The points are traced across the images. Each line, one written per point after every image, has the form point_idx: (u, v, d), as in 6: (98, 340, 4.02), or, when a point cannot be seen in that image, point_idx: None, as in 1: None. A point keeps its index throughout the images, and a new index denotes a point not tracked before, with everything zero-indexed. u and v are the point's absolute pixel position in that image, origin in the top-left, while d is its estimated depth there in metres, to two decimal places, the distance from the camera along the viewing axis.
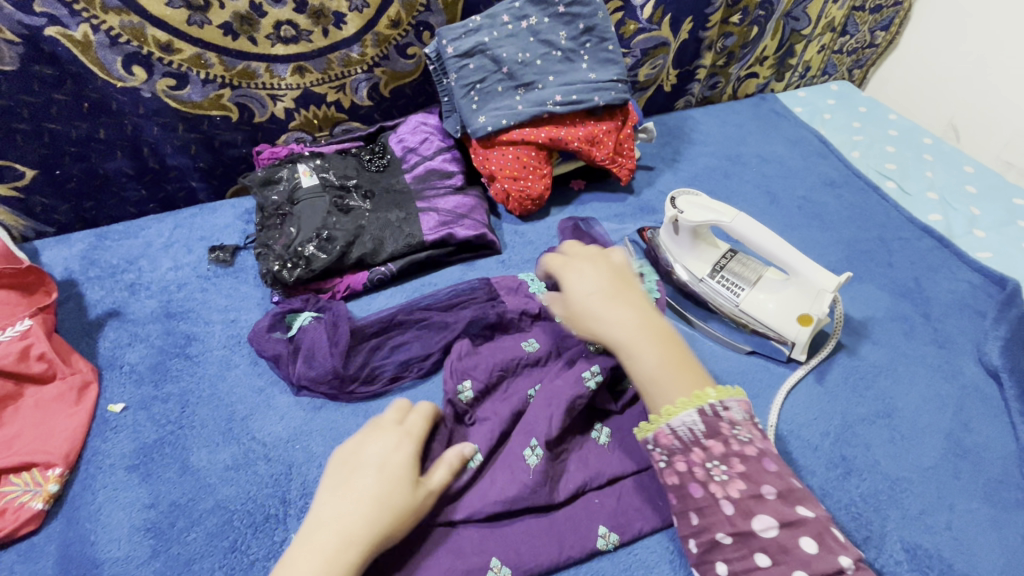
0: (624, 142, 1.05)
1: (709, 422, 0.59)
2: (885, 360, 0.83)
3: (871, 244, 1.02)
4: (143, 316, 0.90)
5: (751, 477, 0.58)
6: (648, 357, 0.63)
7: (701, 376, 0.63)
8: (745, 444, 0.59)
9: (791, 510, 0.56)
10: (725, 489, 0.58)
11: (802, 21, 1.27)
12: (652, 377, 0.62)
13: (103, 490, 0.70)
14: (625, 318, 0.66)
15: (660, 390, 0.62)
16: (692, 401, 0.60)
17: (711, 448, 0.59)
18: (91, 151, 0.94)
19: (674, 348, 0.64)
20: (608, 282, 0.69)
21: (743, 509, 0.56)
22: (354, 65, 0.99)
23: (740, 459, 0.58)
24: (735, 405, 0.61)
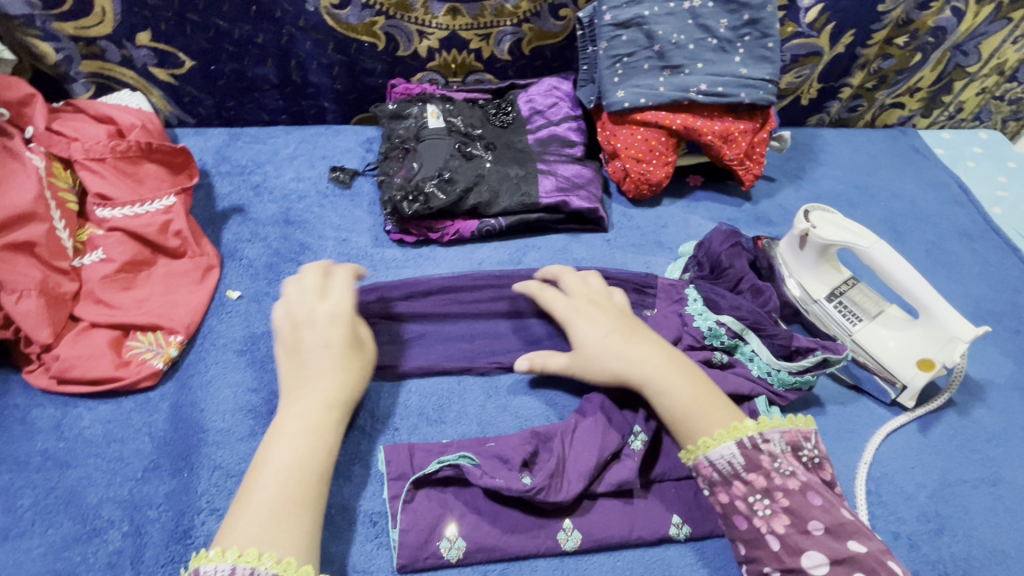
0: (758, 146, 1.01)
1: (749, 454, 0.60)
2: (998, 428, 0.78)
3: (1002, 306, 0.95)
4: (264, 217, 0.94)
5: (796, 512, 0.57)
6: (676, 399, 0.65)
7: (732, 412, 0.64)
8: (787, 477, 0.59)
9: (842, 545, 0.55)
10: (770, 523, 0.57)
11: (971, 56, 1.18)
12: (683, 418, 0.64)
13: (214, 366, 0.75)
14: (653, 357, 0.68)
15: (698, 423, 0.63)
16: (729, 434, 0.61)
17: (754, 481, 0.59)
18: (246, 54, 0.98)
19: (701, 386, 0.66)
20: (625, 330, 0.71)
21: (790, 545, 0.56)
22: (505, 16, 0.99)
23: (784, 494, 0.57)
24: (777, 436, 0.61)
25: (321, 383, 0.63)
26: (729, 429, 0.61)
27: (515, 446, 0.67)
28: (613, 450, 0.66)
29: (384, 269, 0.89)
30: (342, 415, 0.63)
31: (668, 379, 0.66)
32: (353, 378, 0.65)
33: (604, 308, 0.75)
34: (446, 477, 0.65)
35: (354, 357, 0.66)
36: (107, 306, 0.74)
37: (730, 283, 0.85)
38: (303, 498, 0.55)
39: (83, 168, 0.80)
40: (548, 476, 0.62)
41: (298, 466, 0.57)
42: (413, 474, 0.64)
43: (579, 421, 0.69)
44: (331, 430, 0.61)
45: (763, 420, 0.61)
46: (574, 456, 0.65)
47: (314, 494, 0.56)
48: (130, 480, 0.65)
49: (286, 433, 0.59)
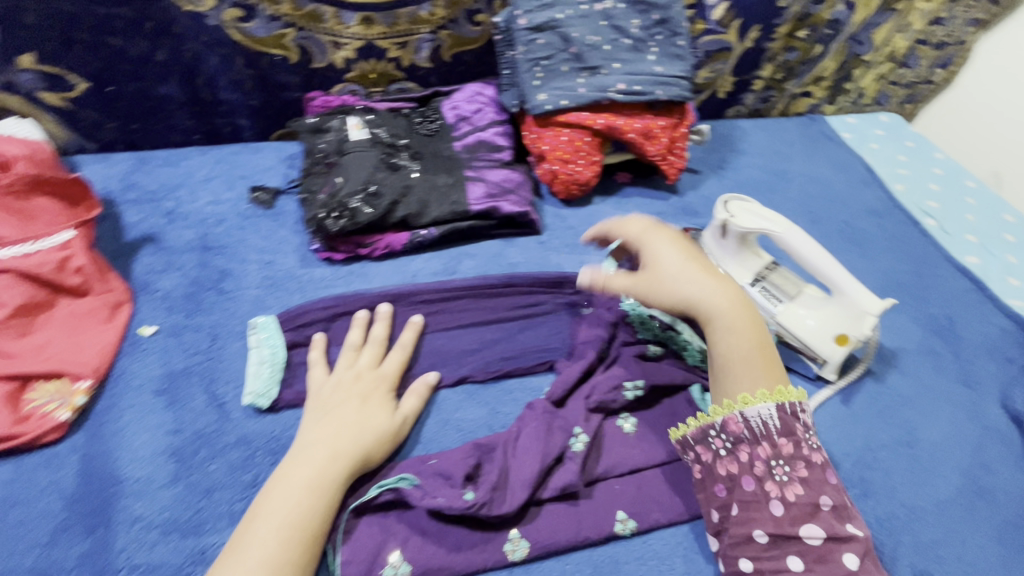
0: (678, 140, 1.03)
1: (785, 419, 0.62)
2: (911, 392, 0.84)
3: (908, 276, 1.02)
4: (179, 245, 0.89)
5: (809, 484, 0.59)
6: (738, 342, 0.65)
7: (779, 376, 0.65)
8: (813, 452, 0.61)
9: (842, 526, 0.57)
10: (781, 490, 0.59)
11: (865, 46, 1.27)
12: (736, 364, 0.65)
13: (129, 410, 0.70)
14: (735, 296, 0.68)
15: (745, 377, 0.64)
16: (772, 395, 0.63)
17: (781, 446, 0.61)
18: (147, 73, 0.93)
19: (763, 341, 0.66)
20: (704, 268, 0.70)
21: (795, 512, 0.58)
22: (421, 24, 0.98)
23: (806, 465, 0.60)
24: (811, 411, 0.64)
25: (332, 438, 0.63)
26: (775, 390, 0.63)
27: (457, 461, 0.66)
28: (555, 455, 0.66)
29: (313, 290, 0.86)
30: (346, 472, 0.61)
31: (734, 323, 0.66)
32: (367, 434, 0.65)
33: (677, 242, 0.73)
34: (387, 501, 0.63)
35: (373, 416, 0.67)
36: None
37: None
38: (280, 550, 0.54)
39: None
40: (490, 490, 0.62)
41: (292, 526, 0.56)
42: (352, 501, 0.62)
43: (521, 428, 0.69)
44: (335, 486, 0.60)
45: (804, 393, 0.64)
46: (516, 466, 0.65)
47: (294, 549, 0.55)
48: (36, 546, 0.59)
49: (288, 487, 0.58)
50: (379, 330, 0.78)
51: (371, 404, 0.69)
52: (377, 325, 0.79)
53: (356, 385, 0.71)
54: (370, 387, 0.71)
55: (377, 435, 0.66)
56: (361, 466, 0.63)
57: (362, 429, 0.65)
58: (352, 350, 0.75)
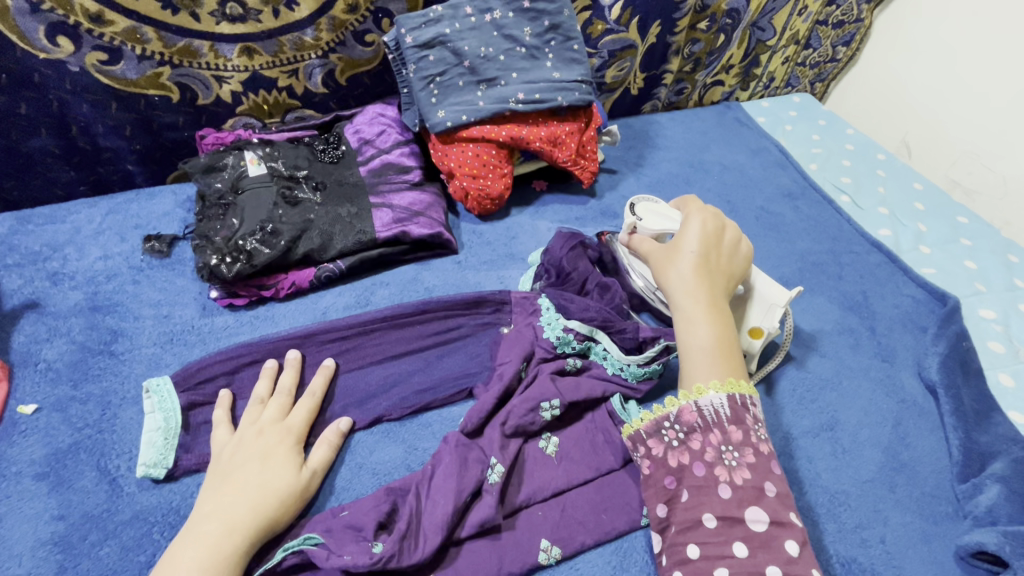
0: (588, 144, 1.03)
1: (735, 408, 0.65)
2: (831, 373, 0.84)
3: (824, 256, 1.03)
4: (65, 308, 0.83)
5: (755, 470, 0.62)
6: (700, 333, 0.69)
7: (738, 369, 0.69)
8: (760, 440, 0.64)
9: (784, 514, 0.59)
10: (730, 474, 0.61)
11: (767, 31, 1.29)
12: (698, 354, 0.68)
13: (6, 501, 0.64)
14: (698, 290, 0.72)
15: (705, 366, 0.67)
16: (724, 386, 0.66)
17: (731, 432, 0.64)
18: (11, 127, 0.86)
19: (725, 335, 0.70)
20: (708, 266, 0.74)
21: (742, 496, 0.60)
22: (307, 50, 0.94)
23: (752, 452, 0.63)
24: (758, 405, 0.67)
25: (225, 510, 0.59)
26: (728, 381, 0.66)
27: (368, 511, 0.62)
28: (471, 490, 0.64)
29: (215, 341, 0.81)
30: (242, 546, 0.57)
31: (695, 317, 0.70)
32: (267, 499, 0.61)
33: (703, 238, 0.76)
34: (293, 565, 0.59)
35: (277, 476, 0.63)
36: None
37: (578, 286, 0.86)
38: None
39: None
40: (398, 540, 0.59)
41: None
42: (255, 570, 0.59)
43: (434, 466, 0.66)
44: (229, 564, 0.56)
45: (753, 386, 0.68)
46: (429, 509, 0.62)
47: None
48: None
49: (173, 571, 0.54)
50: (287, 379, 0.74)
51: (274, 462, 0.65)
52: (284, 373, 0.75)
53: (257, 443, 0.66)
54: (272, 444, 0.67)
55: (279, 497, 0.62)
56: (262, 534, 0.59)
57: (262, 492, 0.61)
58: (258, 402, 0.72)
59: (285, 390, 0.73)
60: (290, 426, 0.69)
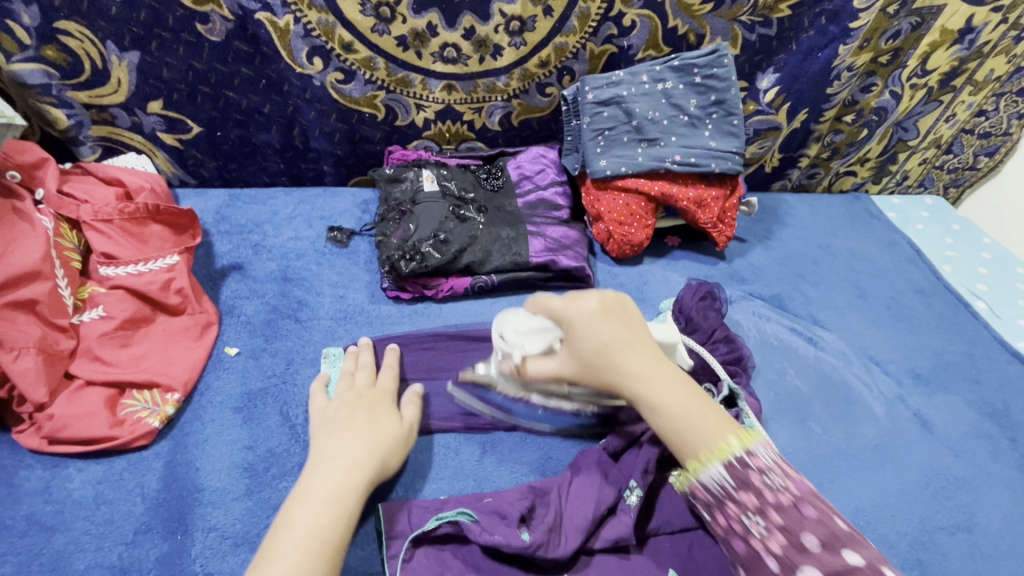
0: (728, 211, 1.10)
1: (738, 474, 0.58)
2: (968, 475, 0.84)
3: (959, 357, 1.02)
4: (263, 275, 0.97)
5: (791, 528, 0.55)
6: (670, 417, 0.62)
7: (724, 426, 0.61)
8: (779, 492, 0.57)
9: (839, 558, 0.53)
10: (768, 543, 0.57)
11: (911, 132, 1.32)
12: (676, 437, 0.62)
13: (210, 423, 0.75)
14: (639, 368, 0.64)
15: (695, 441, 0.61)
16: (716, 455, 0.60)
17: (744, 501, 0.58)
18: (253, 122, 1.04)
19: (692, 400, 0.63)
20: (625, 343, 0.66)
21: (787, 565, 0.55)
22: (496, 93, 1.08)
23: (776, 511, 0.56)
24: (763, 449, 0.59)
25: (344, 449, 0.66)
26: (717, 449, 0.60)
27: (513, 501, 0.68)
28: (609, 505, 0.68)
29: (380, 325, 0.92)
30: (362, 481, 0.63)
31: (664, 392, 0.63)
32: (379, 442, 0.68)
33: (594, 315, 0.67)
34: (445, 534, 0.66)
35: (378, 426, 0.70)
36: (104, 364, 0.75)
37: (705, 334, 0.91)
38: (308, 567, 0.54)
39: (91, 229, 0.83)
40: (546, 531, 0.64)
41: (318, 536, 0.57)
42: (412, 531, 0.65)
43: (574, 475, 0.72)
44: (356, 496, 0.62)
45: (744, 435, 0.60)
46: (570, 512, 0.67)
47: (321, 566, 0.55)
48: (118, 544, 0.64)
49: (311, 500, 0.59)
50: (367, 356, 0.81)
51: (380, 414, 0.72)
52: (364, 353, 0.82)
53: (359, 401, 0.73)
54: (373, 401, 0.74)
55: (384, 444, 0.68)
56: (380, 475, 0.66)
57: (377, 439, 0.68)
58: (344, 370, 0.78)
59: (359, 359, 0.80)
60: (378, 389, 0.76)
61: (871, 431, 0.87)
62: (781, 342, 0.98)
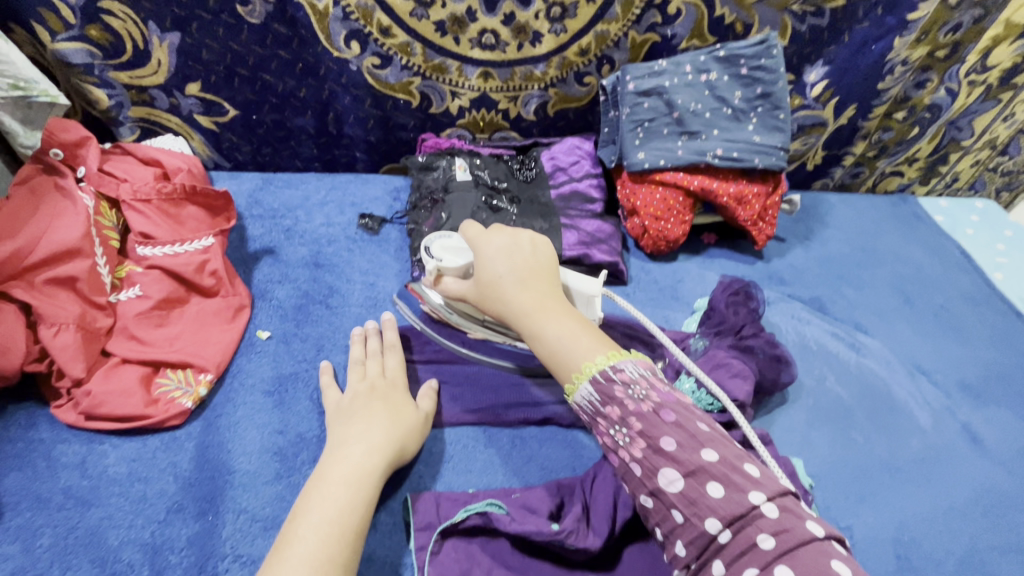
0: (770, 208, 1.06)
1: (603, 388, 0.59)
2: (1021, 493, 0.80)
3: (1012, 369, 0.97)
4: (294, 260, 0.97)
5: (649, 433, 0.56)
6: (544, 344, 0.63)
7: (597, 346, 0.62)
8: (642, 402, 0.57)
9: (693, 458, 0.54)
10: (631, 451, 0.57)
11: (965, 131, 1.26)
12: (550, 363, 0.63)
13: (242, 406, 0.75)
14: (501, 278, 0.66)
15: (566, 359, 0.62)
16: (584, 373, 0.60)
17: (610, 413, 0.59)
18: (288, 106, 1.04)
19: (569, 324, 0.63)
20: (522, 278, 0.66)
21: (648, 467, 0.56)
22: (533, 81, 1.06)
23: (636, 419, 0.57)
24: (630, 366, 0.59)
25: (358, 435, 0.66)
26: (582, 367, 0.60)
27: (536, 491, 0.68)
28: None
29: (409, 314, 0.91)
30: (379, 467, 0.63)
31: (541, 317, 0.64)
32: (394, 429, 0.68)
33: (500, 248, 0.68)
34: (473, 527, 0.65)
35: (393, 413, 0.70)
36: (139, 342, 0.75)
37: (736, 330, 0.88)
38: (327, 554, 0.54)
39: (130, 209, 0.83)
40: (575, 521, 0.63)
41: (336, 521, 0.57)
42: (441, 523, 0.64)
43: (596, 470, 0.71)
44: (372, 481, 0.62)
45: (613, 353, 0.60)
46: (597, 503, 0.66)
47: (341, 554, 0.55)
48: (152, 521, 0.64)
49: (328, 485, 0.60)
50: (378, 341, 0.80)
51: (395, 402, 0.72)
52: (382, 333, 0.81)
53: (374, 390, 0.73)
54: (388, 390, 0.73)
55: (400, 430, 0.68)
56: (397, 461, 0.66)
57: (392, 426, 0.68)
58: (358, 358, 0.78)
59: (371, 344, 0.80)
60: (390, 375, 0.76)
61: (916, 443, 0.83)
62: (821, 347, 0.94)
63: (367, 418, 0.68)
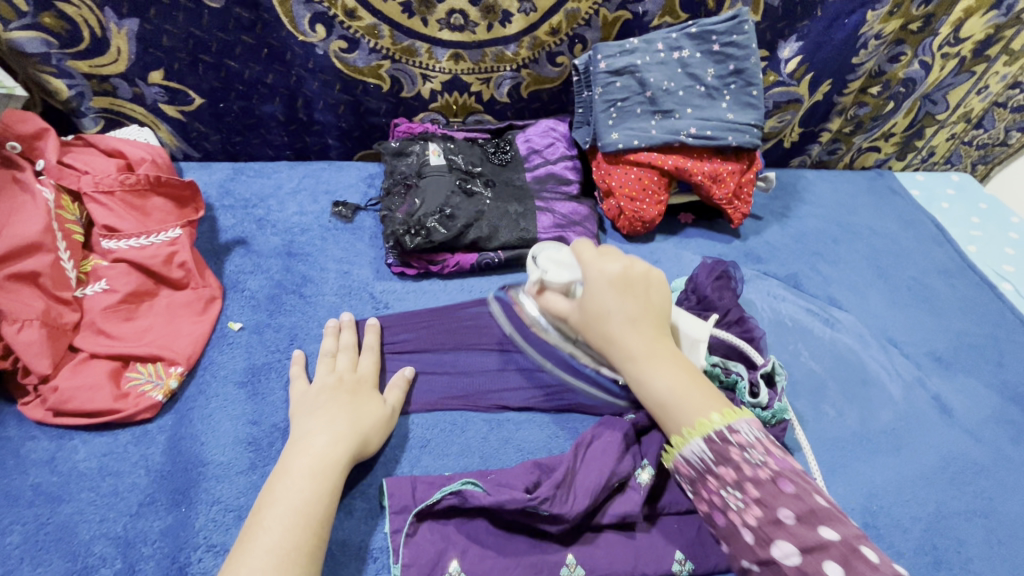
0: (745, 186, 1.06)
1: (717, 448, 0.60)
2: (988, 460, 0.82)
3: (982, 339, 0.99)
4: (267, 250, 0.96)
5: (767, 501, 0.56)
6: (658, 381, 0.65)
7: (712, 402, 0.63)
8: (759, 467, 0.57)
9: (813, 534, 0.53)
10: (742, 516, 0.57)
11: (940, 105, 1.26)
12: (659, 404, 0.65)
13: (214, 398, 0.75)
14: (626, 329, 0.68)
15: (673, 418, 0.64)
16: (697, 429, 0.61)
17: (724, 474, 0.59)
18: (255, 93, 1.02)
19: (683, 372, 0.66)
20: (614, 297, 0.68)
21: (760, 537, 0.55)
22: (504, 62, 1.04)
23: (754, 484, 0.57)
24: (746, 427, 0.60)
25: (323, 427, 0.66)
26: (697, 423, 0.62)
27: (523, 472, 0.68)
28: (621, 478, 0.67)
29: (384, 301, 0.91)
30: (344, 459, 0.64)
31: (650, 363, 0.66)
32: (359, 421, 0.68)
33: (612, 278, 0.69)
34: (448, 508, 0.65)
35: (358, 405, 0.70)
36: (108, 337, 0.74)
37: (721, 313, 0.88)
38: (292, 543, 0.55)
39: (93, 201, 0.81)
40: (554, 488, 0.64)
41: (301, 512, 0.57)
42: (416, 506, 0.65)
43: (592, 442, 0.70)
44: (337, 472, 0.62)
45: (728, 414, 0.61)
46: (584, 474, 0.67)
47: (306, 544, 0.55)
48: (124, 515, 0.64)
49: (291, 478, 0.60)
50: (347, 336, 0.80)
51: (361, 396, 0.72)
52: (344, 332, 0.81)
53: (341, 383, 0.73)
54: (355, 383, 0.74)
55: (365, 423, 0.68)
56: (361, 453, 0.67)
57: (359, 419, 0.68)
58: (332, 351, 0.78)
59: (342, 339, 0.80)
60: (358, 369, 0.76)
61: (887, 414, 0.85)
62: (796, 323, 0.95)
63: (336, 410, 0.69)
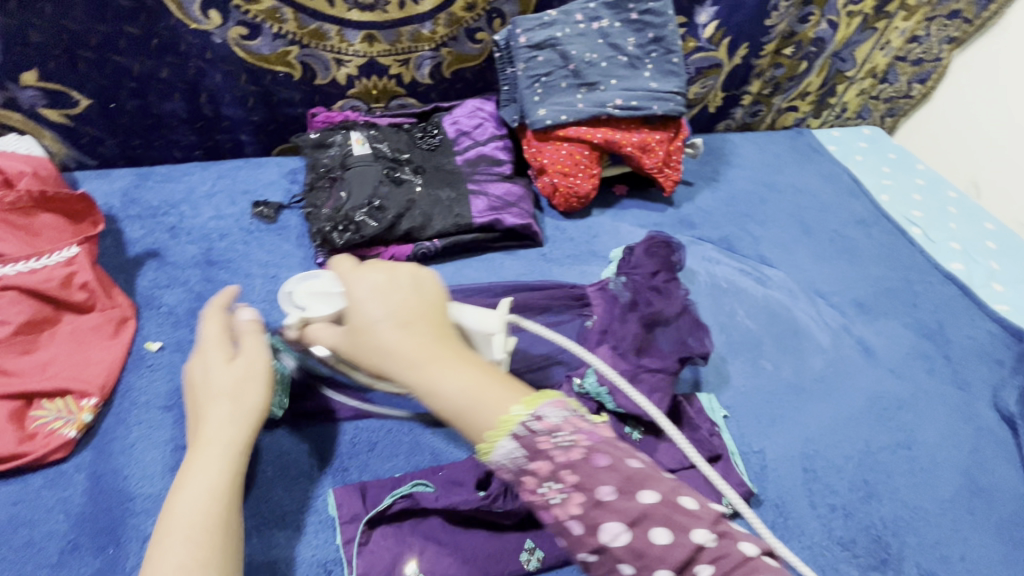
0: (674, 154, 1.07)
1: (527, 443, 0.46)
2: (907, 395, 0.88)
3: (897, 283, 1.06)
4: (183, 261, 0.89)
5: (586, 484, 0.45)
6: (455, 389, 0.49)
7: (511, 394, 0.48)
8: (569, 446, 0.46)
9: (634, 505, 0.45)
10: (567, 508, 0.46)
11: (848, 62, 1.32)
12: (454, 418, 0.49)
13: (136, 427, 0.69)
14: (396, 337, 0.51)
15: (474, 422, 0.47)
16: (500, 430, 0.46)
17: (539, 467, 0.46)
18: (150, 89, 0.93)
19: (476, 370, 0.50)
20: (384, 301, 0.53)
21: (589, 525, 0.45)
22: (422, 42, 1.00)
23: (571, 467, 0.45)
24: (550, 410, 0.47)
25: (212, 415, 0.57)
26: (498, 422, 0.47)
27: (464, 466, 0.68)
28: None
29: None
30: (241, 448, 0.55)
31: (433, 365, 0.50)
32: (252, 397, 0.58)
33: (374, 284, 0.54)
34: (400, 512, 0.64)
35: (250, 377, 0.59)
36: (3, 375, 0.67)
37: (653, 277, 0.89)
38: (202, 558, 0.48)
39: None
40: (503, 485, 0.64)
41: (206, 521, 0.50)
42: (366, 513, 0.63)
43: None
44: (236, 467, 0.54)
45: (528, 402, 0.47)
46: None
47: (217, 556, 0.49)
48: (44, 566, 0.59)
49: (190, 486, 0.52)
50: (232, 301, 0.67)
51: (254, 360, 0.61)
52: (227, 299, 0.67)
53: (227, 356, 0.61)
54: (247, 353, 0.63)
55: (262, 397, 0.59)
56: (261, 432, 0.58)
57: (240, 394, 0.58)
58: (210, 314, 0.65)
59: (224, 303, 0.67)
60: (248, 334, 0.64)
61: (817, 363, 0.90)
62: (730, 284, 0.98)
63: (214, 387, 0.58)
